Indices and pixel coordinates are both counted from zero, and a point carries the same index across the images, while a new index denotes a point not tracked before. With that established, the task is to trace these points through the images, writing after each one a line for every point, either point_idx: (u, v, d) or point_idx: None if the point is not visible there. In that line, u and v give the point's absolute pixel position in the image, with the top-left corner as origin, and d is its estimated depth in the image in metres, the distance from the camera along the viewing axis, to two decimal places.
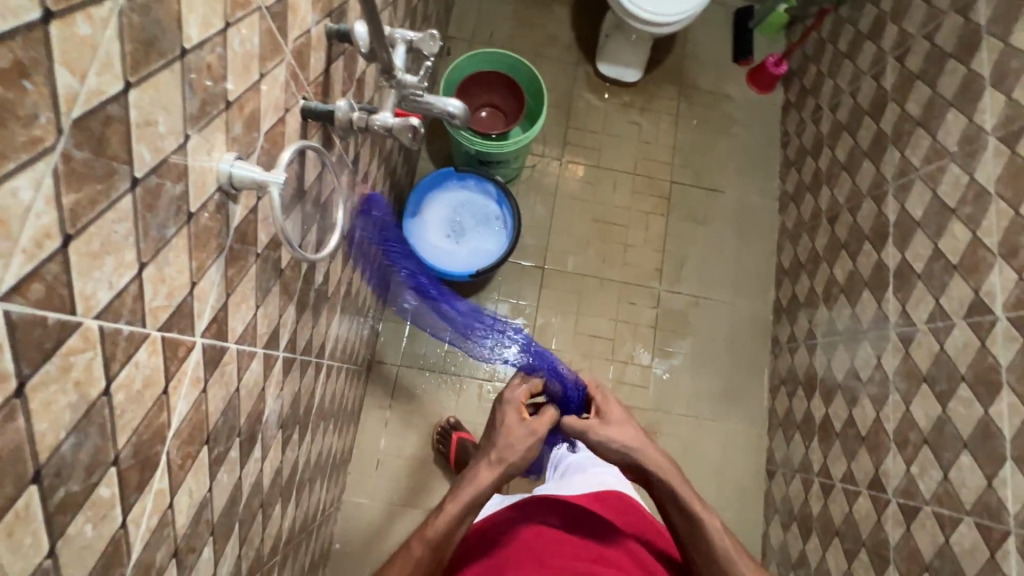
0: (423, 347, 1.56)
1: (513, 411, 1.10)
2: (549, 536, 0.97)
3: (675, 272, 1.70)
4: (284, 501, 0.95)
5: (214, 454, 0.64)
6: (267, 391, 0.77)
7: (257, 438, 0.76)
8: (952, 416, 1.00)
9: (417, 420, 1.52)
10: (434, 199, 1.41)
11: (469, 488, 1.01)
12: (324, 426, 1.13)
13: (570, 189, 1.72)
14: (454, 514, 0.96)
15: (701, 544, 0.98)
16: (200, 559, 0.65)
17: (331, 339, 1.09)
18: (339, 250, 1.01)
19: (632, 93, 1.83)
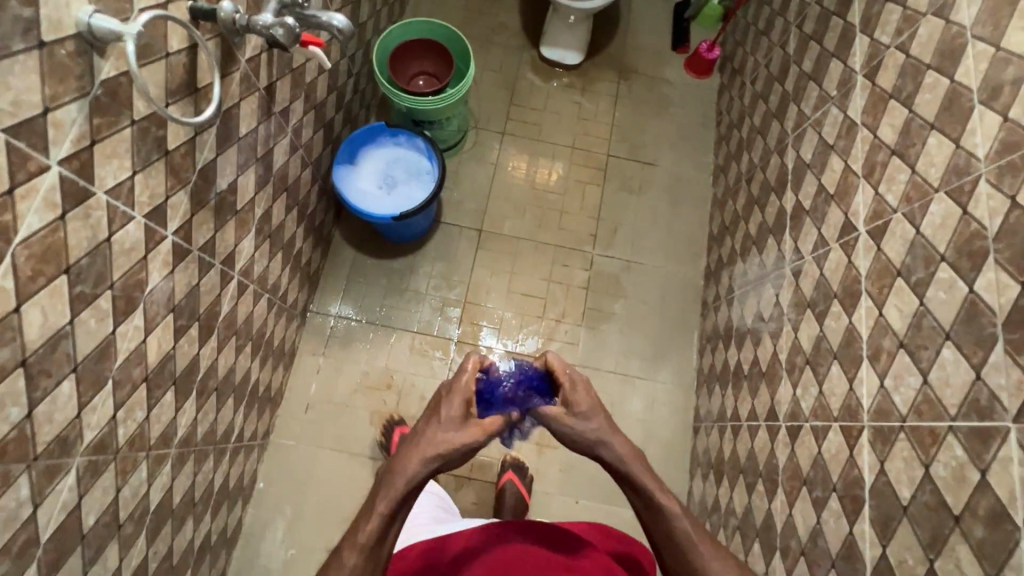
0: (361, 299, 1.63)
1: (459, 400, 0.96)
2: (515, 550, 0.93)
3: (609, 237, 1.76)
4: (180, 394, 1.00)
5: (76, 289, 0.71)
6: (150, 263, 0.84)
7: (136, 304, 0.83)
8: (827, 332, 1.04)
9: (349, 368, 1.57)
10: (368, 154, 1.51)
11: (398, 483, 0.86)
12: (237, 344, 1.19)
13: (512, 159, 1.82)
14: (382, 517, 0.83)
15: (660, 528, 0.91)
16: (58, 392, 0.71)
17: (248, 259, 1.16)
18: (251, 170, 1.10)
19: (574, 75, 1.94)
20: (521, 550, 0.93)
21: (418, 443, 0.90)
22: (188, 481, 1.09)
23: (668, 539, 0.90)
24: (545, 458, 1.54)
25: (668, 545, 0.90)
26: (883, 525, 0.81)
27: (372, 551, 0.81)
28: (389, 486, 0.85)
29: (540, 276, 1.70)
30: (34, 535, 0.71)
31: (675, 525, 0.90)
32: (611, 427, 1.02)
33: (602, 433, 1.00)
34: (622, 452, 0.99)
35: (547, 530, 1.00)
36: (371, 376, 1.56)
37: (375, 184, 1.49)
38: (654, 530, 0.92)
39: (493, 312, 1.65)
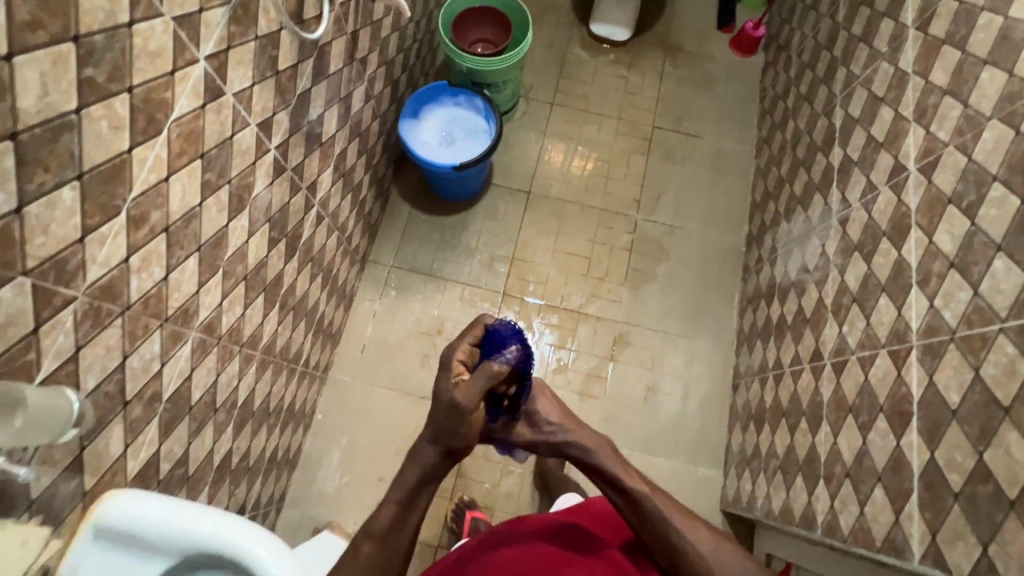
0: (414, 251, 1.73)
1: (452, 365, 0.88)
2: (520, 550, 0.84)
3: (652, 202, 1.82)
4: (268, 302, 1.10)
5: (207, 176, 0.81)
6: (257, 170, 0.95)
7: (245, 206, 0.93)
8: (875, 269, 1.08)
9: (403, 314, 1.66)
10: (430, 112, 1.61)
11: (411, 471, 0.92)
12: (311, 272, 1.29)
13: (560, 128, 1.90)
14: (395, 505, 0.91)
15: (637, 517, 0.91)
16: (185, 267, 0.81)
17: (326, 192, 1.27)
18: (334, 108, 1.20)
19: (621, 51, 2.02)
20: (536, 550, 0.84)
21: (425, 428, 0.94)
22: (265, 390, 1.19)
23: (646, 524, 0.90)
24: (587, 408, 1.59)
25: (645, 530, 0.90)
26: (930, 433, 0.85)
27: (389, 534, 0.89)
28: (403, 475, 0.92)
29: (585, 237, 1.77)
30: (158, 391, 0.82)
31: (652, 512, 0.90)
32: (573, 423, 1.03)
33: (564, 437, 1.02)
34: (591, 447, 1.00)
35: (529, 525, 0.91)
36: (423, 323, 1.65)
37: (434, 149, 1.57)
38: (636, 523, 0.91)
39: (539, 268, 1.73)
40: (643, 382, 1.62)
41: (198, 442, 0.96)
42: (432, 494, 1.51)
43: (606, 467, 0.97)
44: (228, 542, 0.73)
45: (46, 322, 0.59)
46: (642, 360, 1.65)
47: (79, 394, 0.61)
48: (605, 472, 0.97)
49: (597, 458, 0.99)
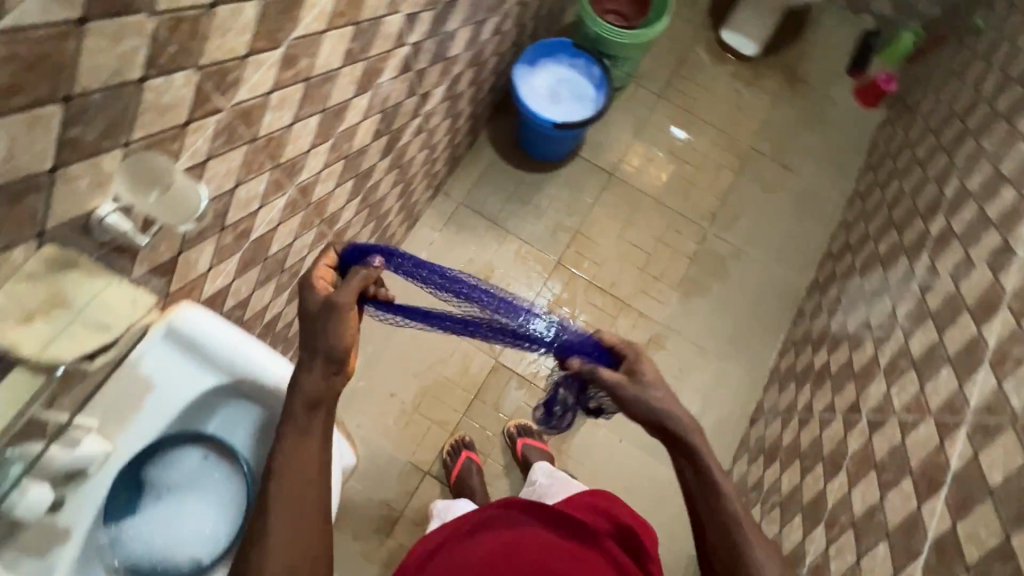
0: (485, 196, 1.75)
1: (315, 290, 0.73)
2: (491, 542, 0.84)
3: (727, 221, 1.80)
4: (353, 190, 1.14)
5: (352, 45, 0.84)
6: (389, 60, 0.98)
7: (369, 89, 0.97)
8: (945, 340, 1.06)
9: (457, 251, 1.69)
10: (544, 66, 1.62)
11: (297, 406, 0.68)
12: (395, 178, 1.33)
13: (659, 121, 1.88)
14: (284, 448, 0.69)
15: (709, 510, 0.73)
16: (307, 123, 0.85)
17: (432, 107, 1.29)
18: (466, 28, 1.22)
19: (743, 66, 1.98)
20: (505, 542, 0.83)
21: (328, 328, 0.68)
22: None
23: (715, 520, 0.73)
24: None
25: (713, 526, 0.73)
26: (958, 504, 0.84)
27: (299, 461, 0.68)
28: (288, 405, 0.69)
29: (651, 233, 1.77)
30: (247, 230, 0.86)
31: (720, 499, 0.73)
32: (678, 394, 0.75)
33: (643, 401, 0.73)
34: (678, 419, 0.73)
35: (523, 523, 0.87)
36: (475, 264, 1.68)
37: (541, 98, 1.59)
38: (699, 506, 0.74)
39: (599, 249, 1.74)
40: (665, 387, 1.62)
41: (260, 293, 1.02)
42: (435, 424, 1.55)
43: (688, 442, 0.74)
44: (252, 359, 0.80)
45: (194, 121, 0.64)
46: (670, 367, 1.65)
47: (209, 194, 0.66)
48: (687, 448, 0.74)
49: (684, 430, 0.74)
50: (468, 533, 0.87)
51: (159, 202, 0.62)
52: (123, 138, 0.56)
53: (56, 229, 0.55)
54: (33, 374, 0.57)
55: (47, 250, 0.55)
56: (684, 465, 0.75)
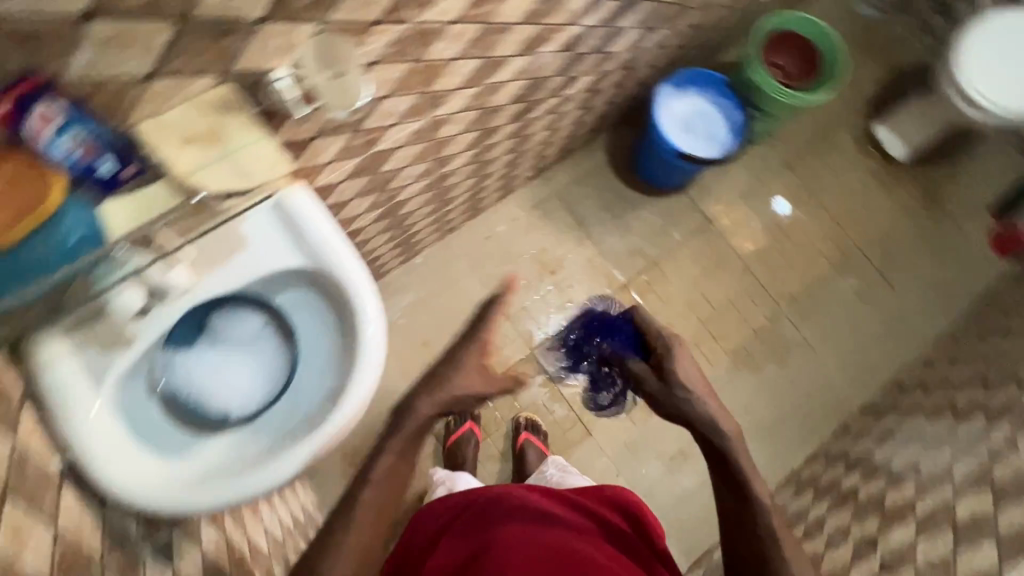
0: (579, 196, 1.74)
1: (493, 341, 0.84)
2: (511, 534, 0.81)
3: (806, 311, 1.73)
4: (472, 142, 1.17)
5: (534, 6, 0.86)
6: (557, 32, 0.99)
7: (528, 52, 0.98)
8: (999, 515, 0.99)
9: (534, 237, 1.70)
10: (688, 93, 1.58)
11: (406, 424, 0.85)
12: (510, 146, 1.35)
13: (776, 189, 1.82)
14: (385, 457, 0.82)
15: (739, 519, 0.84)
16: (466, 63, 0.88)
17: (572, 93, 1.30)
18: (634, 31, 1.22)
19: (884, 166, 1.88)
20: (525, 535, 0.81)
21: (452, 372, 0.89)
22: (412, 206, 1.28)
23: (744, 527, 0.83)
24: (618, 422, 1.59)
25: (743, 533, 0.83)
26: None
27: (391, 473, 0.81)
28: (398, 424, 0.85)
29: (725, 293, 1.72)
30: (373, 140, 0.90)
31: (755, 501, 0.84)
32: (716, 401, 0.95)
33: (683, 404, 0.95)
34: (721, 428, 0.92)
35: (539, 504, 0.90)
36: (546, 255, 1.69)
37: (675, 129, 1.55)
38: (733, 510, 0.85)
39: (668, 287, 1.71)
40: (679, 442, 1.59)
41: (358, 202, 1.06)
42: None
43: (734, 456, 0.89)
44: (335, 260, 0.82)
45: (382, 23, 0.67)
46: None
47: (369, 96, 0.69)
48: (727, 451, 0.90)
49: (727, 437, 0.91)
50: (487, 498, 0.91)
51: (328, 82, 0.64)
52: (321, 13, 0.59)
53: (235, 73, 0.60)
54: (174, 189, 0.61)
55: (224, 87, 0.61)
56: (724, 470, 0.89)
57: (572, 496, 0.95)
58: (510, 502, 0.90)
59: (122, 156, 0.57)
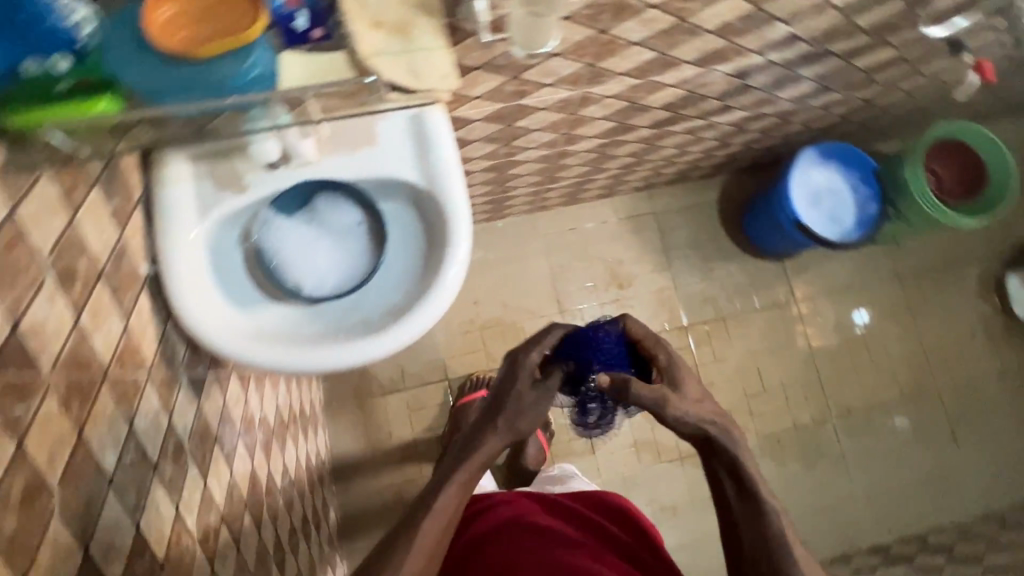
0: (675, 225, 1.70)
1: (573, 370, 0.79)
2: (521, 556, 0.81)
3: (855, 429, 1.63)
4: (606, 132, 1.15)
5: (734, 21, 0.83)
6: (739, 57, 0.95)
7: (703, 66, 0.95)
8: None
9: (616, 246, 1.67)
10: (830, 166, 1.49)
11: (472, 459, 0.74)
12: (635, 150, 1.32)
13: (875, 297, 1.71)
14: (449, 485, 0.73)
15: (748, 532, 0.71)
16: (642, 53, 0.86)
17: (718, 122, 1.25)
18: (810, 84, 1.16)
19: (1001, 319, 1.73)
20: (531, 556, 0.81)
21: (523, 408, 0.75)
22: (522, 171, 1.27)
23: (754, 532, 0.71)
24: (624, 453, 1.56)
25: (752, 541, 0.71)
26: None
27: (451, 498, 0.72)
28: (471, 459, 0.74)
29: (780, 377, 1.64)
30: (524, 94, 0.90)
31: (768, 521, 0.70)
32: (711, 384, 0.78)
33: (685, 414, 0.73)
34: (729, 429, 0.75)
35: (543, 521, 0.88)
36: (620, 268, 1.66)
37: (803, 198, 1.46)
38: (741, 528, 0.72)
39: (725, 347, 1.65)
40: (674, 498, 1.55)
41: (478, 146, 1.07)
42: (483, 353, 1.59)
43: (741, 458, 0.73)
44: (453, 199, 0.83)
45: None
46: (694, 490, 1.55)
47: (552, 45, 0.67)
48: (728, 465, 0.74)
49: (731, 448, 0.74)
50: (485, 518, 0.90)
51: (524, 19, 0.62)
52: None
53: None
54: (350, 65, 0.61)
55: None
56: (732, 480, 0.73)
57: (562, 506, 0.95)
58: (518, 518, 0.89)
59: (319, 20, 0.61)
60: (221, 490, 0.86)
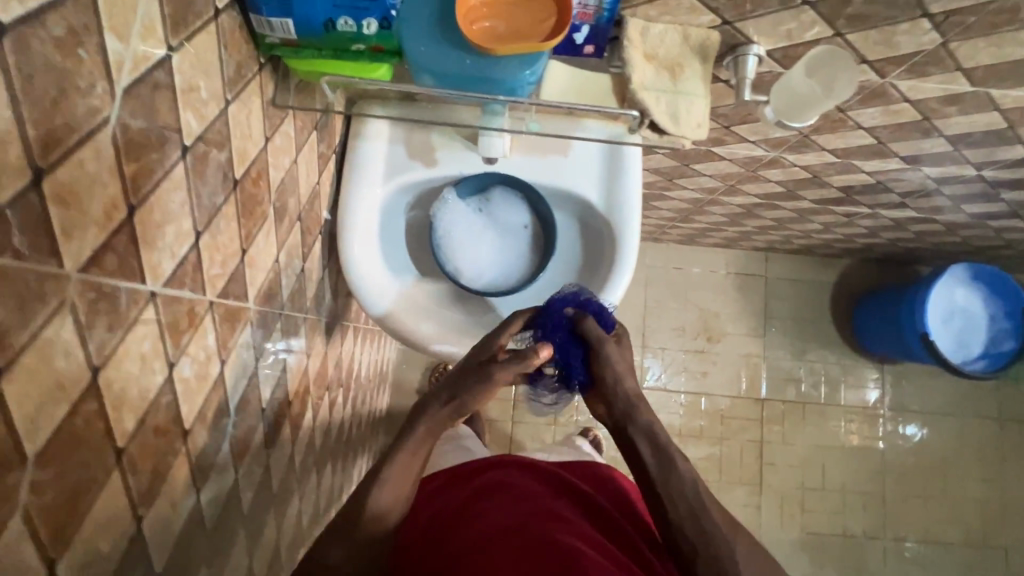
0: (783, 296, 1.63)
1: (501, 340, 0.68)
2: (482, 519, 0.64)
3: (905, 557, 1.55)
4: (768, 194, 1.10)
5: (975, 133, 0.77)
6: (952, 164, 0.89)
7: (909, 163, 0.89)
8: None
9: (717, 298, 1.62)
10: (975, 288, 1.39)
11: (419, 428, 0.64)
12: (781, 216, 1.27)
13: (969, 430, 1.61)
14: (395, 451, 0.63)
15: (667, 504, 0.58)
16: (861, 138, 0.81)
17: (882, 214, 1.18)
18: (1000, 207, 1.07)
19: None
20: (493, 519, 0.64)
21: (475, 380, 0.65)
22: (663, 205, 1.24)
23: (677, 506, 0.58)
24: None
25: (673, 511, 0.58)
26: None
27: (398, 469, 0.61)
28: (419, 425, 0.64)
29: (844, 480, 1.57)
30: (720, 143, 0.86)
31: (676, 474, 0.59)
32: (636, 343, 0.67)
33: (614, 362, 0.64)
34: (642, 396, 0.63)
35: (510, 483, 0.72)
36: (714, 322, 1.62)
37: (939, 316, 1.38)
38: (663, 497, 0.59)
39: (796, 433, 1.59)
40: None
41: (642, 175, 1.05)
42: None
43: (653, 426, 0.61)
44: (631, 227, 0.80)
45: (867, 67, 0.62)
46: None
47: (800, 125, 0.61)
48: (645, 428, 0.61)
49: (645, 415, 0.62)
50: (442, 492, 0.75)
51: (803, 81, 0.58)
52: (847, 29, 0.55)
53: (737, 26, 0.56)
54: (611, 94, 0.58)
55: (715, 33, 0.57)
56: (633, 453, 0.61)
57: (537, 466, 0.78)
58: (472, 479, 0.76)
59: (601, 36, 0.56)
60: (320, 433, 0.90)
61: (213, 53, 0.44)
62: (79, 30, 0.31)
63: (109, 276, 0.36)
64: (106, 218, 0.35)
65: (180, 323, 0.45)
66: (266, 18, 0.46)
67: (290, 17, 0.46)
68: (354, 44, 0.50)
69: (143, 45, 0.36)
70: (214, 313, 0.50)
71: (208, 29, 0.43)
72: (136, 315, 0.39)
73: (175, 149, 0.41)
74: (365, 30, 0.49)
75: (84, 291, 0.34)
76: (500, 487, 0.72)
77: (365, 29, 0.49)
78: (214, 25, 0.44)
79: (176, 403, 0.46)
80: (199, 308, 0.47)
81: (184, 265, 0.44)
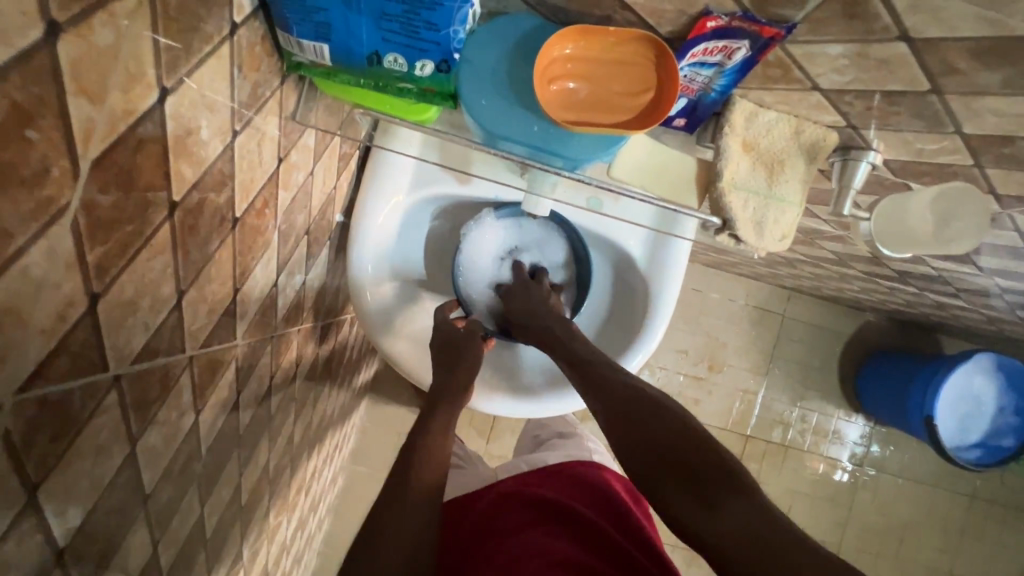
0: (795, 338, 1.57)
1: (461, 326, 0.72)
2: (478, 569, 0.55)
3: None
4: (816, 254, 1.01)
5: None
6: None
7: (983, 271, 0.80)
8: None
9: (728, 328, 1.56)
10: (993, 380, 1.34)
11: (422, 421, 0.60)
12: (818, 271, 1.18)
13: (939, 501, 1.61)
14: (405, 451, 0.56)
15: (646, 461, 0.47)
16: None
17: (925, 294, 1.10)
18: None
19: None
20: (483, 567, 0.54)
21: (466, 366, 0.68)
22: None
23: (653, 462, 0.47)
24: None
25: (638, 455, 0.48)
26: None
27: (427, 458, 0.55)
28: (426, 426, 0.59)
29: (806, 524, 1.60)
30: None
31: (631, 379, 0.54)
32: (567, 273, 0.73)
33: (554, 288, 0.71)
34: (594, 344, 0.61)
35: (507, 520, 0.62)
36: (719, 351, 1.57)
37: (951, 401, 1.34)
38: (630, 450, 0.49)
39: (772, 473, 1.59)
40: None
41: None
42: None
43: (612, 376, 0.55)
44: (670, 283, 0.71)
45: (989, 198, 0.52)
46: None
47: (888, 252, 0.52)
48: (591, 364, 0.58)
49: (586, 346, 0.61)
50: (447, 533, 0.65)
51: (926, 202, 0.48)
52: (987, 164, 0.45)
53: (861, 130, 0.46)
54: (694, 181, 0.50)
55: (835, 138, 0.46)
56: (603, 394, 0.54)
57: (535, 488, 0.68)
58: (479, 509, 0.67)
59: (699, 112, 0.47)
60: (300, 429, 0.86)
61: (223, 81, 0.35)
62: (29, 107, 0.22)
63: (60, 382, 0.29)
64: (57, 322, 0.28)
65: (150, 392, 0.39)
66: (296, 39, 0.37)
67: (326, 43, 0.37)
68: (401, 83, 0.40)
69: (125, 98, 0.27)
70: (194, 367, 0.44)
71: (220, 53, 0.34)
72: (93, 409, 0.33)
73: (159, 210, 0.33)
74: (418, 72, 0.39)
75: (24, 411, 0.27)
76: (500, 526, 0.61)
77: (419, 71, 0.39)
78: (228, 45, 0.34)
79: (138, 473, 0.40)
80: (176, 368, 0.41)
81: (161, 332, 0.37)
